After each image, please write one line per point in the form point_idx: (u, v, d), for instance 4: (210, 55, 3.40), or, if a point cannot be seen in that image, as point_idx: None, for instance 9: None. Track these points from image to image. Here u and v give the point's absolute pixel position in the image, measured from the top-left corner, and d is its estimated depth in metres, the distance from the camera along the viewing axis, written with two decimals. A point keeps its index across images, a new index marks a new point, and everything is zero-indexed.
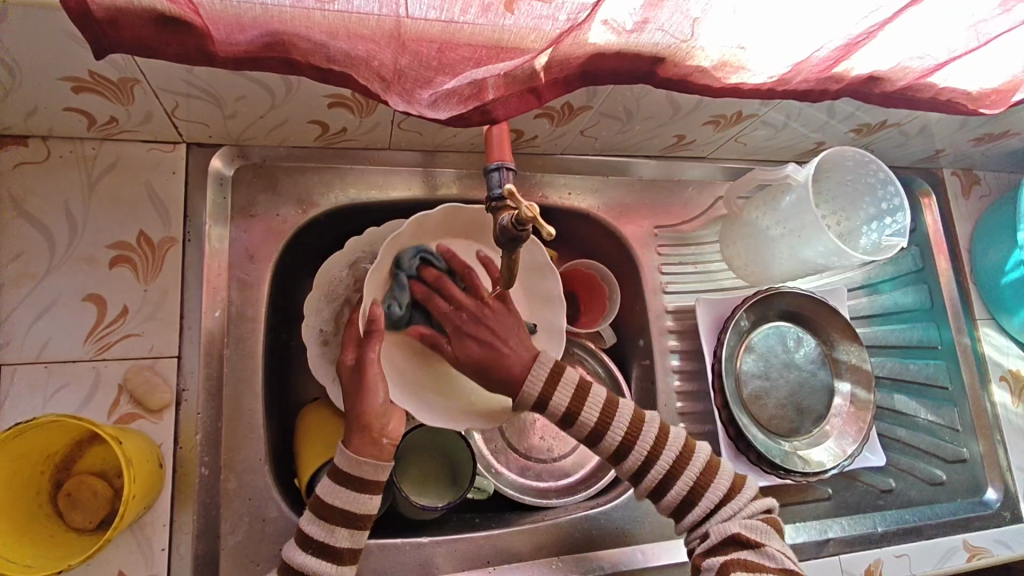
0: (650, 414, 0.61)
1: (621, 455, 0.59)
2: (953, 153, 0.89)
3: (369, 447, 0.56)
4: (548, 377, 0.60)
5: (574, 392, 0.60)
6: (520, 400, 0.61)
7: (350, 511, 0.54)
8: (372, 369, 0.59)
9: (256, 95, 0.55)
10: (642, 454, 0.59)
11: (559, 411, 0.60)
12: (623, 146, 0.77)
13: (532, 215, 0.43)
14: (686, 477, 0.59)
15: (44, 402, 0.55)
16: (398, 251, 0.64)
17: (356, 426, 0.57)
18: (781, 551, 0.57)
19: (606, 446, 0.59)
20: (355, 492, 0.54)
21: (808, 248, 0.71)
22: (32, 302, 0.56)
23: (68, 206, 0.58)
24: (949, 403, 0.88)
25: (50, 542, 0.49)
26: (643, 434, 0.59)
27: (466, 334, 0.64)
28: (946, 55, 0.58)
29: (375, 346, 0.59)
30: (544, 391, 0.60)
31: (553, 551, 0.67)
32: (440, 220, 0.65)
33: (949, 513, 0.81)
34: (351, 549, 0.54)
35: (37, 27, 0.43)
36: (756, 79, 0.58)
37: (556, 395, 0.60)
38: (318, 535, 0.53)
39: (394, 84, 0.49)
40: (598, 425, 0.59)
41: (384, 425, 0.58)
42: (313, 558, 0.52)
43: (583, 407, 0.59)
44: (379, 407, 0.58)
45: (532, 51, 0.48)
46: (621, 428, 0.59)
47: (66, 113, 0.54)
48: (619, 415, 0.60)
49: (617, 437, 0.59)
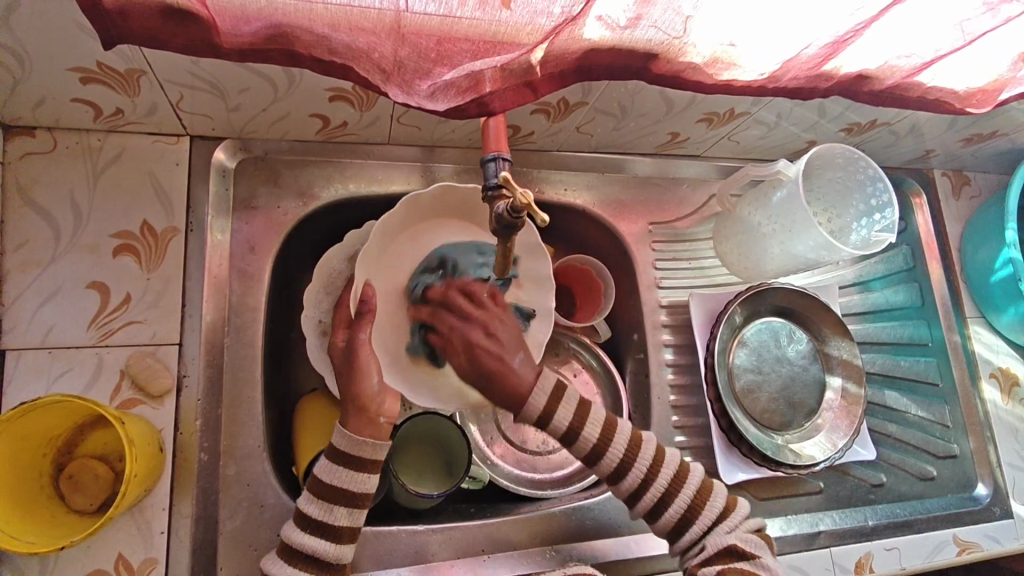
0: (646, 435, 0.62)
1: (620, 474, 0.60)
2: (942, 153, 0.91)
3: (366, 428, 0.58)
4: (551, 393, 0.60)
5: (576, 409, 0.60)
6: (523, 413, 0.60)
7: (349, 491, 0.55)
8: (364, 349, 0.61)
9: (259, 88, 0.57)
10: (639, 475, 0.59)
11: (562, 428, 0.60)
12: (618, 144, 0.78)
13: (526, 202, 0.44)
14: (680, 497, 0.60)
15: (47, 387, 0.56)
16: (391, 230, 0.64)
17: (352, 409, 0.59)
18: (774, 564, 0.59)
19: (606, 464, 0.60)
20: (355, 472, 0.56)
21: (798, 243, 0.72)
22: (37, 288, 0.57)
23: (74, 196, 0.60)
24: (939, 400, 0.89)
25: (53, 523, 0.50)
26: (641, 454, 0.60)
27: (474, 345, 0.63)
28: (931, 54, 0.60)
29: (367, 327, 0.61)
30: (548, 404, 0.60)
31: (547, 539, 0.68)
32: (433, 200, 0.65)
33: (939, 508, 0.82)
34: (350, 528, 0.55)
35: (47, 16, 0.45)
36: (747, 75, 0.60)
37: (560, 410, 0.60)
38: (315, 514, 0.54)
39: (394, 75, 0.51)
40: (600, 442, 0.60)
41: (380, 404, 0.59)
42: (309, 535, 0.54)
43: (584, 425, 0.60)
44: (375, 389, 0.60)
45: (528, 45, 0.49)
46: (620, 449, 0.60)
47: (73, 103, 0.56)
48: (618, 434, 0.60)
49: (618, 454, 0.60)
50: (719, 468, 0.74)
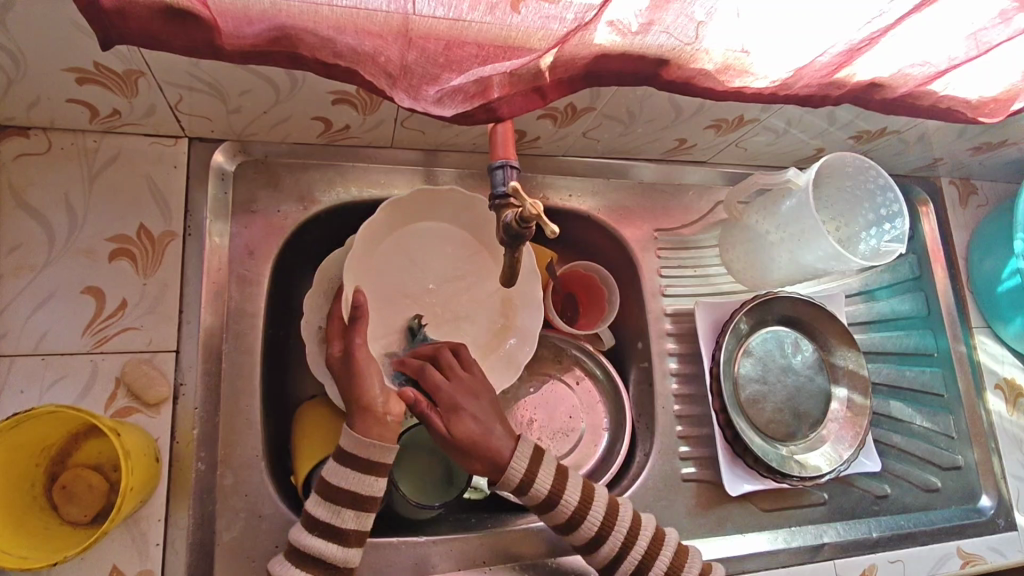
0: (622, 501, 0.62)
1: (598, 541, 0.59)
2: (950, 162, 0.90)
3: (375, 427, 0.57)
4: (531, 458, 0.59)
5: (554, 474, 0.59)
6: (502, 483, 0.58)
7: (357, 494, 0.54)
8: (362, 353, 0.60)
9: (261, 90, 0.55)
10: (620, 538, 0.59)
11: (542, 493, 0.58)
12: (623, 149, 0.77)
13: (536, 212, 0.44)
14: (661, 560, 0.60)
15: (39, 395, 0.54)
16: (377, 235, 0.66)
17: (357, 411, 0.58)
18: None
19: (584, 531, 0.59)
20: (362, 474, 0.55)
21: (807, 252, 0.71)
22: (31, 293, 0.56)
23: (69, 199, 0.58)
24: (944, 411, 0.88)
25: (44, 536, 0.49)
26: (619, 518, 0.60)
27: (458, 407, 0.60)
28: (946, 63, 0.59)
29: (361, 331, 0.60)
30: (529, 468, 0.58)
31: (549, 552, 0.67)
32: (413, 203, 0.67)
33: (943, 519, 0.82)
34: (357, 531, 0.54)
35: (44, 16, 0.43)
36: (758, 83, 0.58)
37: (540, 475, 0.59)
38: (324, 517, 0.53)
39: (400, 80, 0.49)
40: (579, 507, 0.59)
41: (385, 405, 0.59)
42: (318, 539, 0.52)
43: (565, 488, 0.59)
44: (377, 391, 0.60)
45: (539, 51, 0.48)
46: (599, 514, 0.59)
47: (68, 104, 0.54)
48: (596, 500, 0.60)
49: (598, 520, 0.59)
50: (723, 480, 0.73)
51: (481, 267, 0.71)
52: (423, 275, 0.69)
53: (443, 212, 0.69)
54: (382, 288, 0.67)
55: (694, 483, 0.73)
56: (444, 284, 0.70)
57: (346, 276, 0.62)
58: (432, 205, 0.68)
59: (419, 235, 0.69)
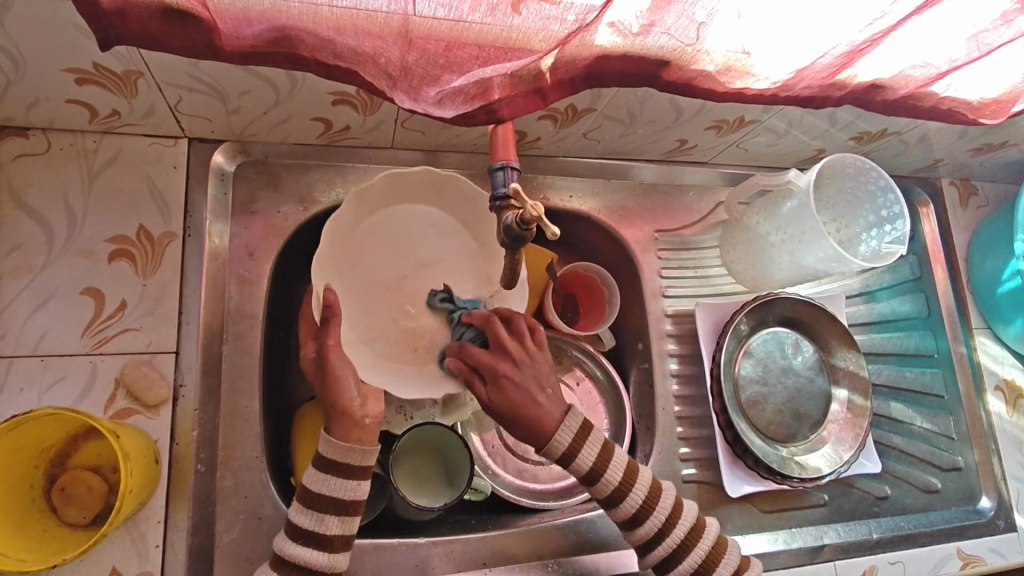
0: (664, 484, 0.62)
1: (636, 521, 0.59)
2: (951, 162, 0.90)
3: (352, 432, 0.57)
4: (577, 432, 0.58)
5: (600, 450, 0.58)
6: (547, 451, 0.58)
7: (340, 500, 0.54)
8: (336, 356, 0.60)
9: (260, 91, 0.55)
10: (656, 523, 0.59)
11: (585, 468, 0.58)
12: (623, 149, 0.77)
13: (537, 214, 0.44)
14: (697, 550, 0.60)
15: (38, 396, 0.54)
16: (345, 227, 0.63)
17: (335, 416, 0.58)
18: None
19: (624, 510, 0.58)
20: (345, 479, 0.55)
21: (808, 254, 0.71)
22: (31, 294, 0.56)
23: (69, 200, 0.58)
24: (944, 411, 0.88)
25: (43, 538, 0.49)
26: (660, 503, 0.59)
27: (502, 376, 0.59)
28: (947, 64, 0.59)
29: (334, 333, 0.60)
30: (573, 443, 0.58)
31: (555, 551, 0.67)
32: (379, 189, 0.64)
33: (943, 521, 0.82)
34: (342, 536, 0.54)
35: (44, 17, 0.43)
36: (759, 84, 0.58)
37: (585, 450, 0.58)
38: (308, 525, 0.53)
39: (400, 81, 0.49)
40: (621, 486, 0.58)
41: (363, 407, 0.59)
42: (302, 548, 0.52)
43: (609, 465, 0.58)
44: (353, 394, 0.60)
45: (539, 52, 0.48)
46: (639, 498, 0.58)
47: (68, 105, 0.54)
48: (639, 481, 0.59)
49: (637, 501, 0.58)
50: (723, 481, 0.73)
51: (460, 246, 0.68)
52: (398, 260, 0.66)
53: (412, 194, 0.66)
54: (359, 280, 0.64)
55: (694, 484, 0.73)
56: (422, 266, 0.67)
57: (313, 274, 0.60)
58: (399, 188, 0.65)
59: (389, 219, 0.66)
